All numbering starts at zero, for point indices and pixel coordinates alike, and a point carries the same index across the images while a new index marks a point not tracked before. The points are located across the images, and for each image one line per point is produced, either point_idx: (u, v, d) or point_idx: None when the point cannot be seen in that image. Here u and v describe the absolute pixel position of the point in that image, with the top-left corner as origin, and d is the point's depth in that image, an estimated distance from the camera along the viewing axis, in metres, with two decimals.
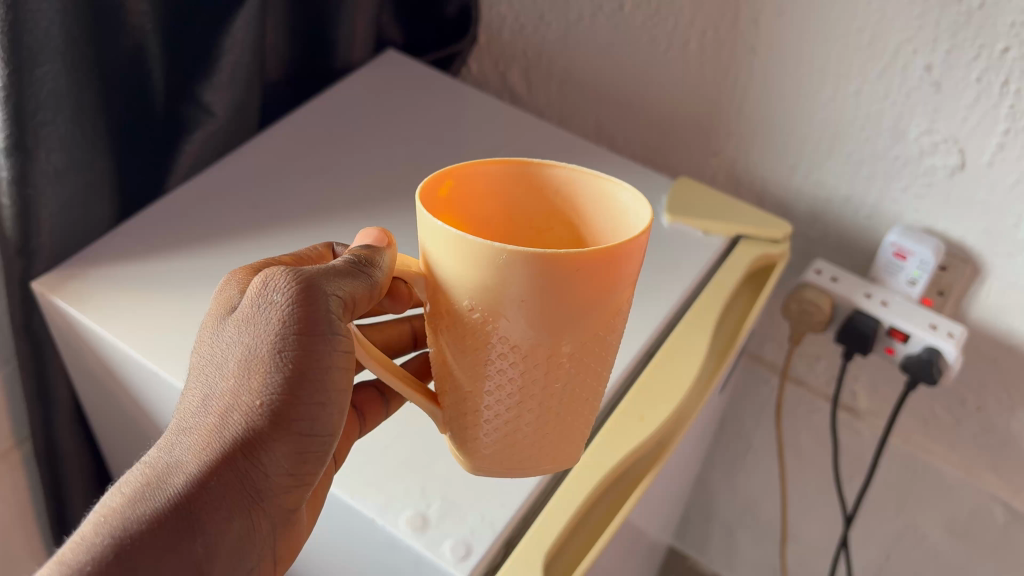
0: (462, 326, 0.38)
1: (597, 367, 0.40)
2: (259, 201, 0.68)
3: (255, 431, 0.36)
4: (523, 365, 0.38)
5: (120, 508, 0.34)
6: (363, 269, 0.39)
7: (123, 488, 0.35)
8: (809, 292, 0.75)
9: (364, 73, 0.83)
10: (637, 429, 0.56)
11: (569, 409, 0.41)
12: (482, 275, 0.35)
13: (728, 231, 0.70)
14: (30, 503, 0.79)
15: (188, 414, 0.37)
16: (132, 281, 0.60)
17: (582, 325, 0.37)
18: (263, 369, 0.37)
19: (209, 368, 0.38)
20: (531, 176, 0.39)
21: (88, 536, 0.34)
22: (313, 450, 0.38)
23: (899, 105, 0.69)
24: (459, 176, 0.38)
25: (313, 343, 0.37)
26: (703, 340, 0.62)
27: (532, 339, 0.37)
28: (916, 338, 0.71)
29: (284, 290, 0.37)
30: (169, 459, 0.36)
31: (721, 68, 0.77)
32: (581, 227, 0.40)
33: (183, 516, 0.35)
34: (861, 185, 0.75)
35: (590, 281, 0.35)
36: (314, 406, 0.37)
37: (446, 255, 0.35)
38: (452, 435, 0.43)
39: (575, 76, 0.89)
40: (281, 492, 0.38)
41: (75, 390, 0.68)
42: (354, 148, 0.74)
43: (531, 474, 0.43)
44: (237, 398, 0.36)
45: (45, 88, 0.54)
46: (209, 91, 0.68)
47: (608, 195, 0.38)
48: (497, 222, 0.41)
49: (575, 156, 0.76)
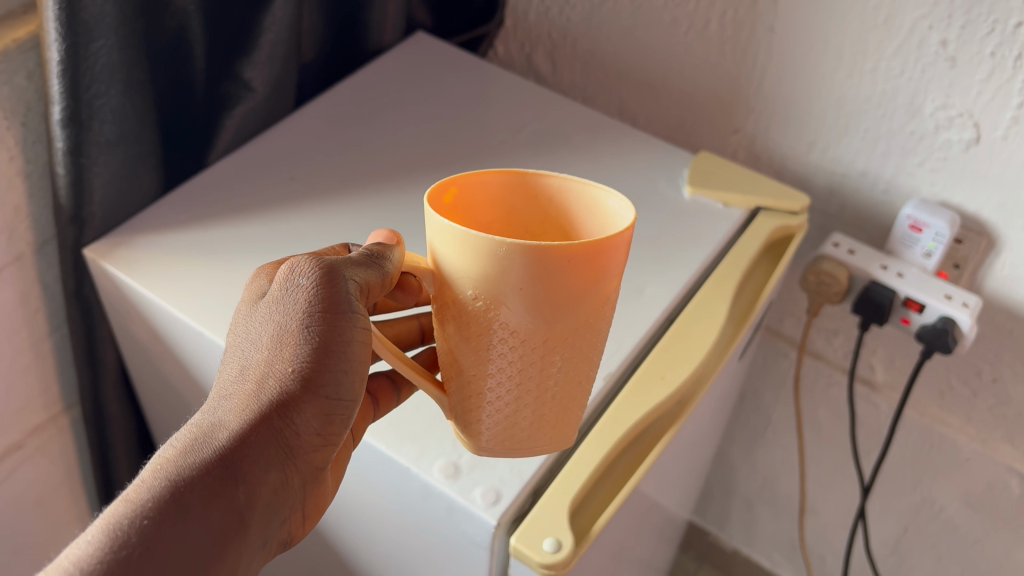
0: (466, 315, 0.40)
1: (588, 352, 0.43)
2: (296, 174, 0.71)
3: (288, 394, 0.39)
4: (522, 349, 0.40)
5: (171, 459, 0.37)
6: (376, 261, 0.42)
7: (173, 442, 0.38)
8: (826, 263, 0.77)
9: (395, 55, 0.86)
10: (658, 389, 0.58)
11: (564, 392, 0.43)
12: (483, 265, 0.37)
13: (748, 203, 0.73)
14: (76, 465, 0.83)
15: (227, 382, 0.40)
16: (178, 247, 0.64)
17: (574, 311, 0.39)
18: (293, 341, 0.39)
19: (243, 343, 0.40)
20: (526, 185, 0.42)
21: (147, 480, 0.36)
22: (338, 414, 0.41)
23: (915, 81, 0.71)
24: (461, 185, 0.40)
25: (336, 320, 0.39)
26: (723, 308, 0.64)
27: (530, 325, 0.39)
28: (931, 308, 0.73)
29: (309, 274, 0.40)
30: (213, 418, 0.38)
31: (741, 47, 0.80)
32: (573, 232, 0.42)
33: (228, 465, 0.37)
34: (878, 160, 0.77)
35: (581, 271, 0.38)
36: (338, 373, 0.40)
37: (451, 249, 0.38)
38: (456, 419, 0.46)
39: (599, 57, 0.91)
40: (311, 450, 0.40)
41: (121, 353, 0.71)
42: (385, 126, 0.77)
43: (529, 453, 0.46)
44: (271, 366, 0.39)
45: (100, 62, 0.58)
46: (249, 68, 0.72)
47: (597, 202, 0.41)
48: (496, 226, 0.43)
49: (599, 132, 0.79)
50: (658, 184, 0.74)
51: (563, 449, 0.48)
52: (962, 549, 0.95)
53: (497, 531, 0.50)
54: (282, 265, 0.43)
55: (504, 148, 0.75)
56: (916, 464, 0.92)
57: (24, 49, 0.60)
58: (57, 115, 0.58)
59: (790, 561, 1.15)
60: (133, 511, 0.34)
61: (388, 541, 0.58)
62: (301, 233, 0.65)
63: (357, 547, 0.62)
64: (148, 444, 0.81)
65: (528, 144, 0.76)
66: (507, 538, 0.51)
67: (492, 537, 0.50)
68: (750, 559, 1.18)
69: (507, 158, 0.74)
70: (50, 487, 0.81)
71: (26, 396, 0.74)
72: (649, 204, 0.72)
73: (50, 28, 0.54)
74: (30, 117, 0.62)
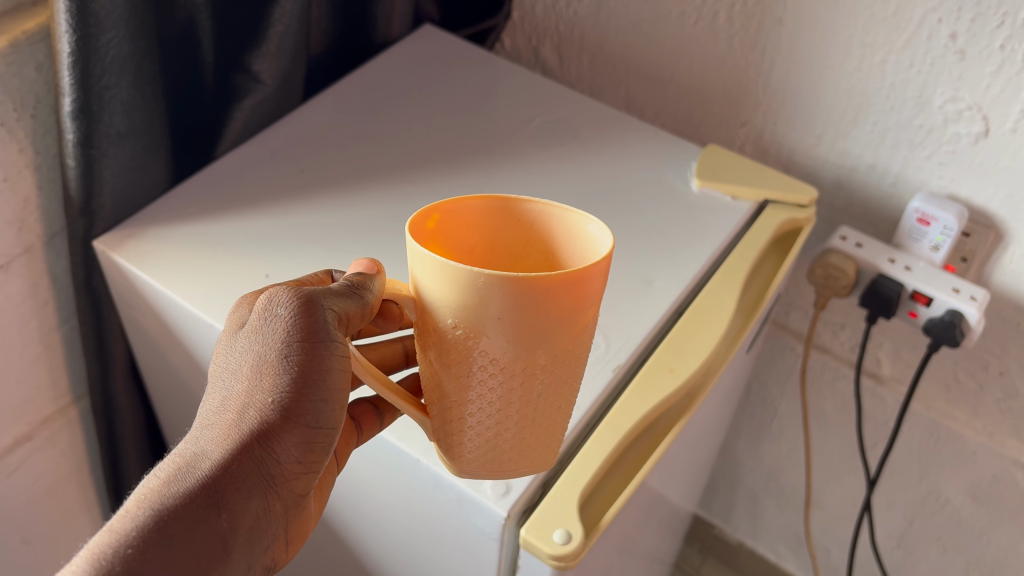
0: (446, 342, 0.40)
1: (568, 376, 0.43)
2: (306, 166, 0.71)
3: (268, 423, 0.39)
4: (502, 376, 0.41)
5: (155, 489, 0.37)
6: (356, 292, 0.42)
7: (159, 472, 0.38)
8: (832, 257, 0.77)
9: (403, 48, 0.86)
10: (667, 382, 0.58)
11: (543, 416, 0.44)
12: (462, 294, 0.38)
13: (756, 195, 0.72)
14: (85, 457, 0.83)
15: (209, 412, 0.40)
16: (188, 239, 0.64)
17: (553, 338, 0.40)
18: (273, 371, 0.39)
19: (225, 374, 0.41)
20: (509, 209, 0.41)
21: (133, 508, 0.37)
22: (320, 442, 0.41)
23: (924, 75, 0.71)
24: (444, 210, 0.40)
25: (314, 349, 0.39)
26: (731, 301, 0.64)
27: (510, 353, 0.40)
28: (939, 302, 0.73)
29: (287, 304, 0.40)
30: (196, 448, 0.39)
31: (749, 40, 0.79)
32: (556, 255, 0.42)
33: (210, 494, 0.37)
34: (886, 154, 0.77)
35: (561, 299, 0.38)
36: (318, 403, 0.40)
37: (431, 278, 0.38)
38: (439, 441, 0.46)
39: (607, 50, 0.91)
40: (293, 477, 0.41)
41: (131, 347, 0.72)
42: (393, 119, 0.77)
43: (511, 474, 0.46)
44: (251, 397, 0.39)
45: (110, 53, 0.58)
46: (258, 61, 0.71)
47: (578, 226, 0.41)
48: (478, 250, 0.42)
49: (608, 125, 0.79)
50: (666, 176, 0.74)
51: (547, 468, 0.48)
52: (967, 542, 0.95)
53: (507, 523, 0.50)
54: (263, 293, 0.43)
55: (513, 142, 0.75)
56: (922, 458, 0.92)
57: (33, 40, 0.60)
58: (67, 106, 0.58)
59: (794, 554, 1.15)
60: (117, 540, 0.35)
61: (400, 535, 0.59)
62: (311, 227, 0.65)
63: (366, 540, 0.62)
64: (156, 435, 0.82)
65: (537, 137, 0.76)
66: (517, 529, 0.52)
67: (502, 529, 0.50)
68: (754, 552, 1.18)
69: (516, 151, 0.74)
70: (60, 477, 0.82)
71: (36, 386, 0.74)
72: (658, 198, 0.71)
73: (60, 20, 0.54)
74: (40, 109, 0.62)
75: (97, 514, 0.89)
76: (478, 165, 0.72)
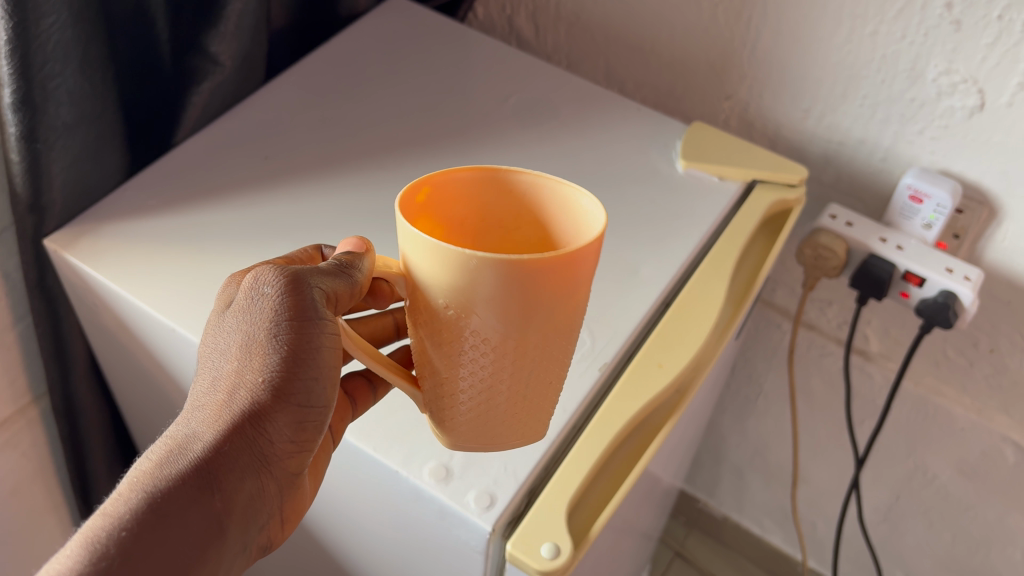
0: (437, 321, 0.37)
1: (561, 352, 0.40)
2: (270, 153, 0.67)
3: (258, 404, 0.38)
4: (494, 355, 0.38)
5: (149, 470, 0.37)
6: (345, 271, 0.40)
7: (152, 454, 0.38)
8: (822, 237, 0.74)
9: (370, 22, 0.81)
10: (657, 379, 0.56)
11: (536, 390, 0.41)
12: (454, 277, 0.35)
13: (743, 175, 0.69)
14: (49, 457, 0.80)
15: (201, 393, 0.39)
16: (143, 238, 0.60)
17: (546, 318, 0.37)
18: (262, 351, 0.38)
19: (215, 354, 0.40)
20: (499, 180, 0.38)
21: (127, 490, 0.36)
22: (311, 419, 0.40)
23: (917, 46, 0.68)
24: (434, 183, 0.37)
25: (303, 328, 0.38)
26: (721, 289, 0.62)
27: (502, 333, 0.37)
28: (932, 282, 0.71)
29: (274, 283, 0.39)
30: (188, 429, 0.38)
31: (734, 10, 0.76)
32: (548, 228, 0.39)
33: (203, 474, 0.37)
34: (876, 128, 0.74)
35: (554, 281, 0.35)
36: (308, 381, 0.39)
37: (422, 259, 0.35)
38: (430, 413, 0.43)
39: (585, 20, 0.86)
40: (286, 456, 0.40)
41: (91, 345, 0.68)
42: (362, 99, 0.73)
43: (502, 447, 0.44)
44: (241, 377, 0.38)
45: (52, 40, 0.53)
46: (215, 42, 0.66)
47: (571, 201, 0.38)
48: (468, 222, 0.39)
49: (588, 103, 0.75)
50: (650, 156, 0.70)
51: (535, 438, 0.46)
52: (955, 516, 0.94)
53: (492, 536, 0.48)
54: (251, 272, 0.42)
55: (489, 123, 0.71)
56: (910, 434, 0.91)
57: None
58: (7, 99, 0.53)
59: (780, 528, 1.14)
60: (112, 522, 0.35)
61: (397, 543, 0.54)
62: (276, 220, 0.61)
63: (345, 546, 0.59)
64: (123, 433, 0.78)
65: (514, 117, 0.72)
66: (504, 542, 0.49)
67: (487, 543, 0.48)
68: (739, 526, 1.17)
69: (492, 133, 0.70)
70: (24, 478, 0.78)
71: None
72: (643, 181, 0.68)
73: None
74: None
75: (65, 514, 0.86)
76: (452, 149, 0.68)
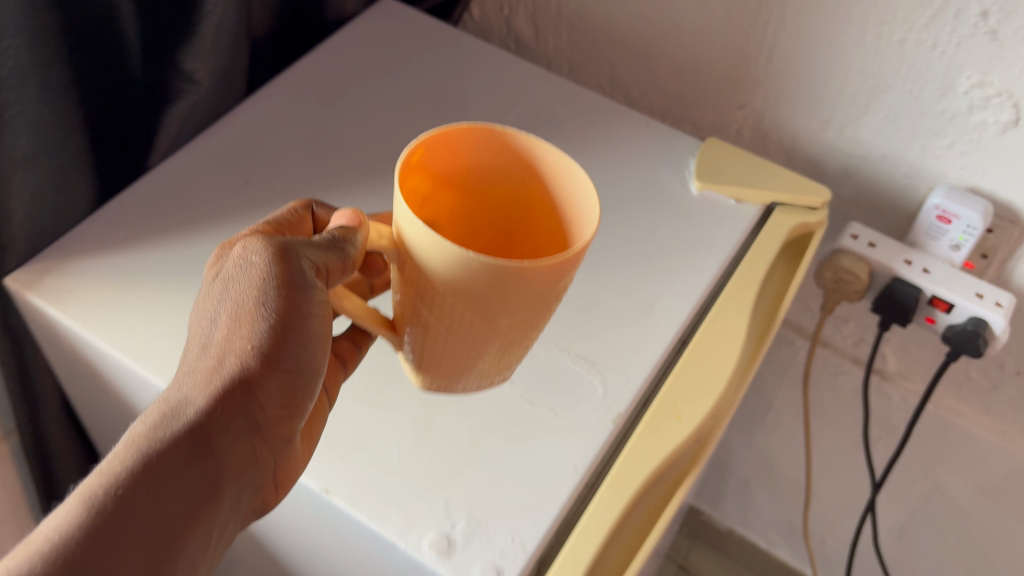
0: (428, 297, 0.39)
1: (539, 326, 0.43)
2: (251, 177, 0.62)
3: (249, 370, 0.37)
4: (478, 331, 0.40)
5: (141, 434, 0.36)
6: (338, 246, 0.39)
7: (144, 418, 0.37)
8: (844, 259, 0.70)
9: (358, 27, 0.75)
10: (674, 429, 0.52)
11: (513, 353, 0.44)
12: (452, 271, 0.37)
13: (762, 197, 0.64)
14: (22, 495, 0.75)
15: (191, 360, 0.39)
16: (113, 277, 0.55)
17: (531, 309, 0.39)
18: (251, 318, 0.38)
19: (204, 322, 0.39)
20: (494, 138, 0.41)
21: (121, 451, 0.35)
22: (301, 387, 0.40)
23: (949, 56, 0.63)
24: (430, 144, 0.39)
25: (292, 296, 0.38)
26: (742, 324, 0.57)
27: (488, 318, 0.39)
28: (961, 308, 0.66)
29: (261, 252, 0.38)
30: (179, 395, 0.37)
31: (750, 14, 0.70)
32: (534, 183, 0.42)
33: (195, 437, 0.36)
34: (901, 141, 0.69)
35: (542, 283, 0.37)
36: (296, 348, 0.39)
37: (421, 245, 0.37)
38: (408, 357, 0.46)
39: (588, 22, 0.81)
40: (278, 424, 0.39)
41: (61, 385, 0.63)
42: (351, 115, 0.67)
43: (476, 389, 0.47)
44: (230, 344, 0.38)
45: (6, 66, 0.48)
46: (190, 59, 0.60)
47: (562, 167, 0.41)
48: (457, 175, 0.42)
49: (594, 117, 0.70)
50: (661, 176, 0.66)
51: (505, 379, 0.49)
52: (973, 537, 0.90)
53: None
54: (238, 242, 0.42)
55: None
56: (927, 456, 0.87)
57: None
58: None
59: (787, 542, 1.10)
60: (108, 480, 0.34)
61: None
62: None
63: None
64: None
65: None
66: None
67: None
68: (745, 539, 1.14)
69: None
70: None
71: None
72: (655, 205, 0.63)
73: None
74: None
75: None
76: None
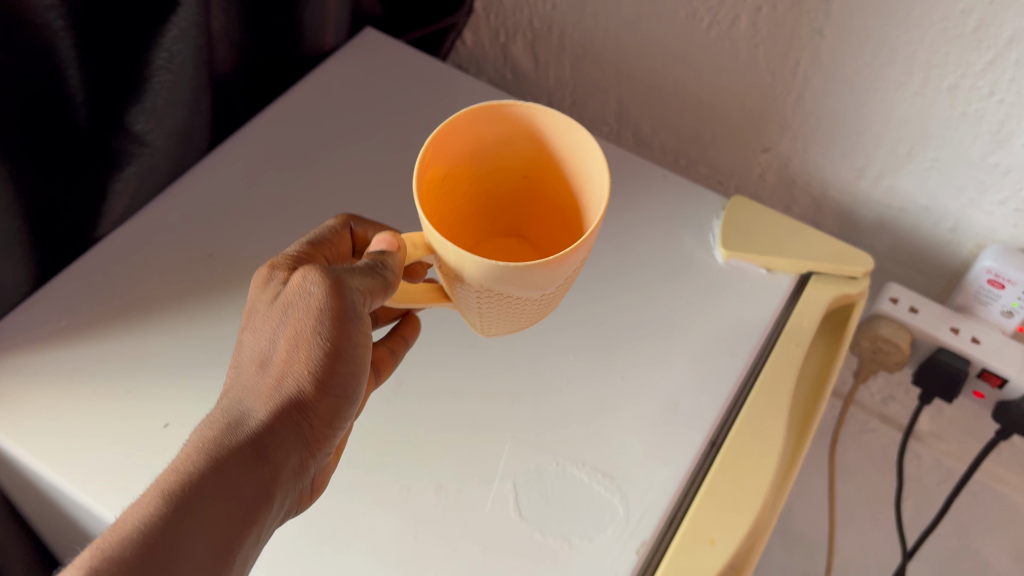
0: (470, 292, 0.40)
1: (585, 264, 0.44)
2: (214, 249, 0.55)
3: (304, 392, 0.39)
4: (530, 301, 0.41)
5: (202, 446, 0.37)
6: (380, 270, 0.39)
7: (204, 430, 0.38)
8: (883, 327, 0.63)
9: (337, 63, 0.67)
10: (707, 559, 0.44)
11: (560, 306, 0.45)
12: (484, 277, 0.37)
13: (797, 266, 0.56)
14: None
15: (246, 375, 0.40)
16: (64, 379, 0.48)
17: (571, 267, 0.40)
18: (307, 345, 0.38)
19: (258, 339, 0.40)
20: (491, 113, 0.41)
21: (183, 463, 0.36)
22: (348, 407, 0.41)
23: (1008, 105, 0.54)
24: (434, 149, 0.40)
25: (344, 328, 0.39)
26: (781, 424, 0.50)
27: (535, 292, 0.40)
28: (1014, 384, 0.60)
29: (316, 283, 0.38)
30: (238, 411, 0.39)
31: (778, 53, 0.62)
32: (541, 141, 0.43)
33: (252, 453, 0.37)
34: (947, 195, 0.62)
35: (568, 261, 0.38)
36: (346, 374, 0.40)
37: (450, 258, 0.38)
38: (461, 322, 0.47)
39: (594, 54, 0.74)
40: (325, 441, 0.40)
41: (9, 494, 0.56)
42: (334, 171, 0.60)
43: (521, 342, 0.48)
44: (286, 367, 0.39)
45: None
46: (138, 118, 0.52)
47: (561, 126, 0.41)
48: (467, 155, 0.43)
49: (605, 169, 0.63)
50: (683, 241, 0.59)
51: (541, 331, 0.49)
52: None
53: None
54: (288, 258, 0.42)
55: None
56: None
57: None
58: None
59: None
60: (174, 488, 0.35)
61: None
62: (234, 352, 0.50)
63: None
64: None
65: None
66: None
67: None
68: None
69: None
70: None
71: None
72: (678, 276, 0.57)
73: None
74: None
75: None
76: None
